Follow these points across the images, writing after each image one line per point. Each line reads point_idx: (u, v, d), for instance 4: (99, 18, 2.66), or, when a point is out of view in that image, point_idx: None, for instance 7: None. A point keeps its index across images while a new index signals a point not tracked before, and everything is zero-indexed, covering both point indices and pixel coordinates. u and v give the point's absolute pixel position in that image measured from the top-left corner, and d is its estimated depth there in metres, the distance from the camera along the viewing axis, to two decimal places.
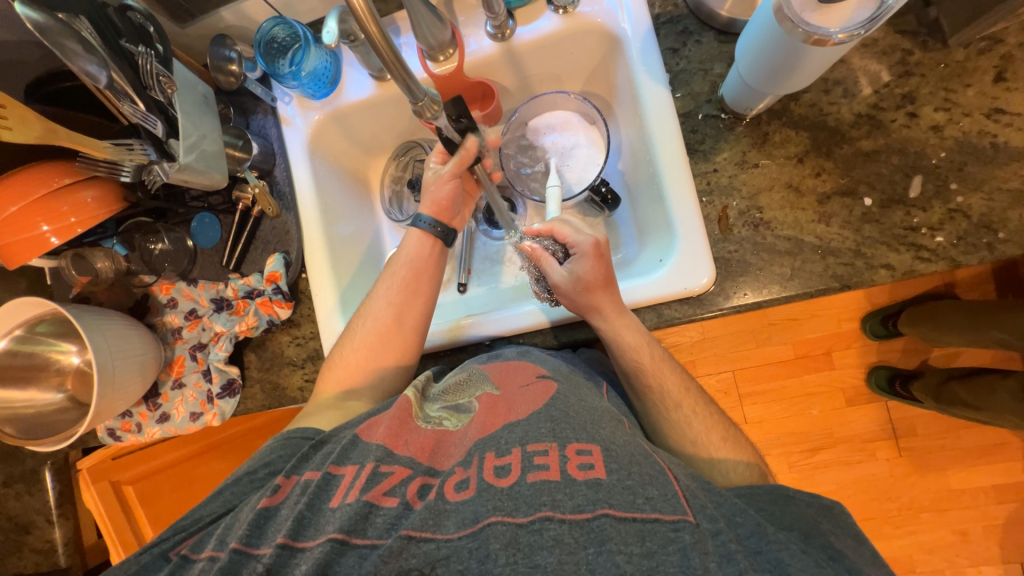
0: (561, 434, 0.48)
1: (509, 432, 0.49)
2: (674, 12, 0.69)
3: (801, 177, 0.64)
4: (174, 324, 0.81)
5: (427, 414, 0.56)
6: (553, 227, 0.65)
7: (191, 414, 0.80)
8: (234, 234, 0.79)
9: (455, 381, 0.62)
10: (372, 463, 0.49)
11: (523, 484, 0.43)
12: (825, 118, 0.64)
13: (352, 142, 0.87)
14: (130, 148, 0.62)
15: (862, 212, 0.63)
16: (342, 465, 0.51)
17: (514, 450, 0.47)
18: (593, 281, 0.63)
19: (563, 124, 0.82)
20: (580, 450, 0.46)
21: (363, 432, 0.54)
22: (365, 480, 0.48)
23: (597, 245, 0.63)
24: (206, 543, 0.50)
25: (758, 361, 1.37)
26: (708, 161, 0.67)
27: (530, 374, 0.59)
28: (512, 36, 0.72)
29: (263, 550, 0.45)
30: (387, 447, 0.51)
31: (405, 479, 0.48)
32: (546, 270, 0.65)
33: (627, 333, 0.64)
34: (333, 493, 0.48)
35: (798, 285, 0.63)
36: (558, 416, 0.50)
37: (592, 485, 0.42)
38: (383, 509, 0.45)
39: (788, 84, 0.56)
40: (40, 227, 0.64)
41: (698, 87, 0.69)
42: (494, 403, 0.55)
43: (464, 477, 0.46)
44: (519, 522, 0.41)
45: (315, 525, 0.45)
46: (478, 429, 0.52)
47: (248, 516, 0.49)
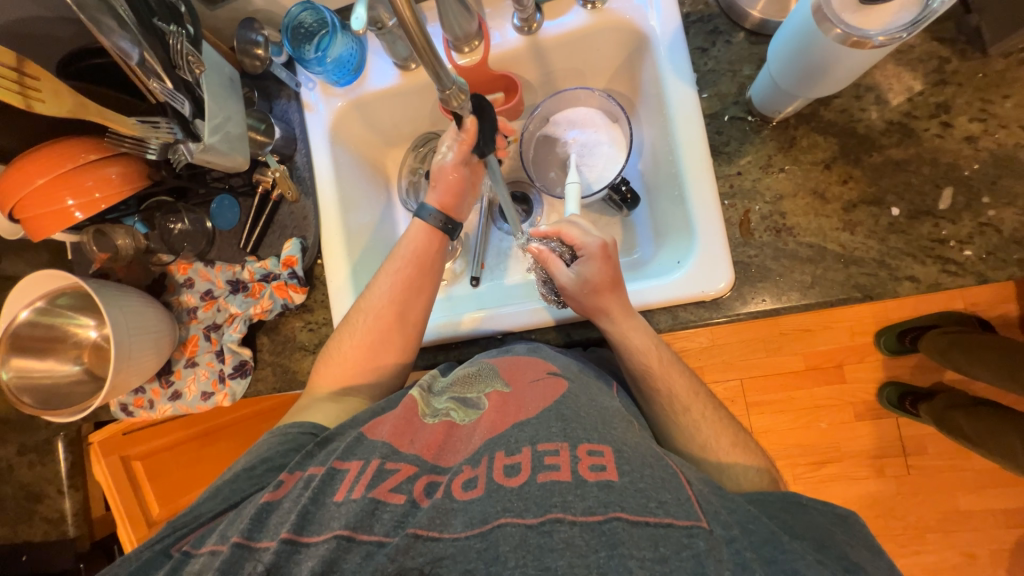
0: (572, 434, 0.47)
1: (519, 431, 0.49)
2: (704, 12, 0.68)
3: (827, 183, 0.63)
4: (190, 304, 0.83)
5: (436, 409, 0.56)
6: (561, 228, 0.66)
7: (202, 394, 0.81)
8: (252, 218, 0.80)
9: (464, 373, 0.62)
10: (378, 459, 0.49)
11: (534, 484, 0.43)
12: (855, 124, 0.63)
13: (373, 130, 0.87)
14: (156, 126, 0.63)
15: (889, 222, 0.61)
16: (347, 460, 0.50)
17: (524, 449, 0.47)
18: (600, 283, 0.63)
19: (584, 120, 0.81)
20: (592, 451, 0.45)
21: (369, 430, 0.54)
22: (371, 477, 0.48)
23: (605, 247, 0.63)
24: (206, 538, 0.49)
25: (767, 370, 1.35)
26: (732, 164, 0.66)
27: (541, 370, 0.59)
28: (539, 30, 0.72)
29: (262, 542, 0.45)
30: (394, 445, 0.51)
31: (411, 477, 0.48)
32: (553, 272, 0.65)
33: (637, 337, 0.63)
34: (338, 487, 0.48)
35: (817, 293, 0.62)
36: (568, 416, 0.50)
37: (603, 487, 0.42)
38: (389, 505, 0.45)
39: (822, 86, 0.54)
40: (65, 201, 0.65)
41: (726, 88, 0.67)
42: (505, 401, 0.54)
43: (472, 476, 0.46)
44: (528, 523, 0.41)
45: (320, 519, 0.45)
46: (486, 428, 0.52)
47: (249, 511, 0.49)
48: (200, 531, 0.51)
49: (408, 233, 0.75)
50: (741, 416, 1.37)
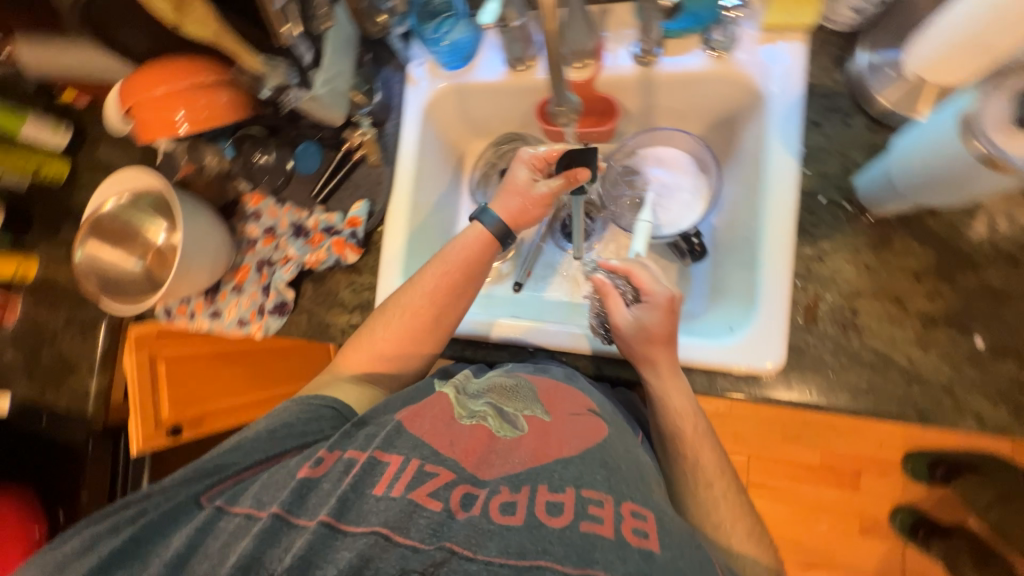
0: (617, 488, 0.46)
1: (564, 469, 0.48)
2: (829, 88, 0.66)
3: (911, 294, 0.60)
4: (251, 235, 0.87)
5: (472, 410, 0.56)
6: (632, 268, 0.65)
7: (239, 320, 0.85)
8: (331, 170, 0.83)
9: (501, 383, 0.61)
10: (417, 459, 0.49)
11: (575, 531, 0.42)
12: (957, 242, 0.60)
13: (464, 118, 0.89)
14: (277, 68, 0.67)
15: (968, 352, 0.58)
16: (389, 452, 0.50)
17: (568, 489, 0.46)
18: (656, 334, 0.62)
19: (672, 162, 0.80)
20: (636, 512, 0.44)
21: (408, 423, 0.54)
22: (410, 477, 0.47)
23: (672, 301, 0.62)
24: (238, 497, 0.51)
25: (778, 456, 1.30)
26: (815, 246, 0.64)
27: (581, 405, 0.58)
28: (655, 63, 0.71)
29: (300, 520, 0.46)
30: (432, 445, 0.51)
31: (450, 484, 0.47)
32: (610, 309, 0.65)
33: (679, 400, 0.62)
34: (377, 479, 0.48)
35: (870, 401, 0.59)
36: (611, 465, 0.49)
37: (645, 557, 0.40)
38: (427, 510, 0.44)
39: (937, 194, 0.52)
40: (177, 113, 0.69)
41: (831, 169, 0.65)
42: (545, 432, 0.53)
43: (512, 500, 0.45)
44: (566, 571, 0.39)
45: (359, 509, 0.45)
46: (527, 454, 0.50)
47: (287, 483, 0.50)
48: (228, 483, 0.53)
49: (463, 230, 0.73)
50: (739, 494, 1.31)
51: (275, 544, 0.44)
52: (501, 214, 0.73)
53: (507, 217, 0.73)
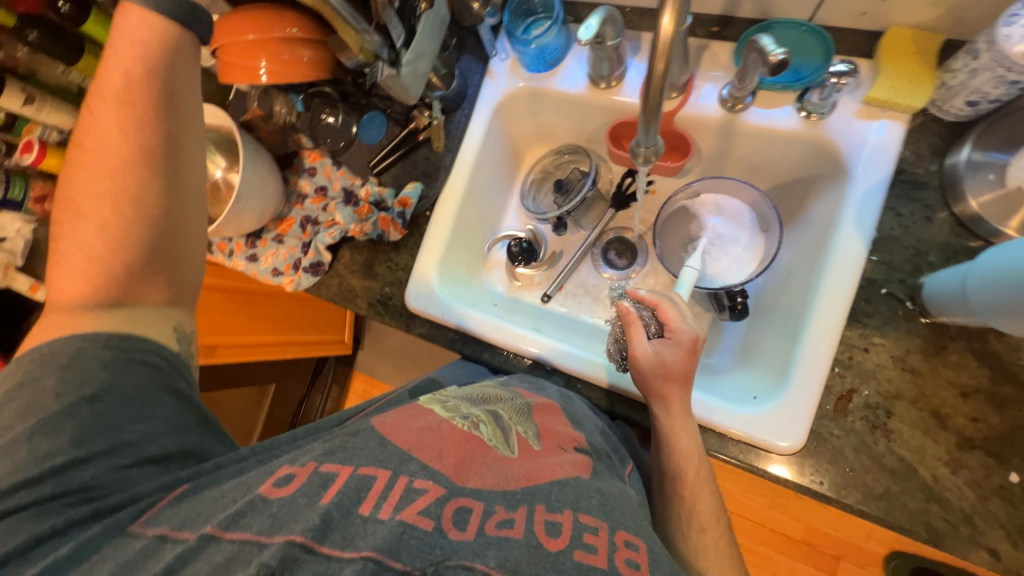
0: (613, 516, 0.44)
1: (559, 490, 0.45)
2: (921, 177, 0.62)
3: (953, 410, 0.57)
4: (302, 190, 0.88)
5: (464, 415, 0.55)
6: (660, 303, 0.65)
7: (274, 269, 0.87)
8: (392, 145, 0.83)
9: (495, 395, 0.62)
10: (405, 477, 0.43)
11: (569, 559, 0.38)
12: (1018, 369, 0.56)
13: (532, 121, 0.88)
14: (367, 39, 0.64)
15: (999, 484, 0.55)
16: (377, 467, 0.44)
17: (566, 511, 0.42)
18: (674, 371, 0.61)
19: (732, 213, 0.78)
20: (629, 542, 0.42)
21: (391, 434, 0.49)
22: (399, 496, 0.41)
23: (695, 342, 0.62)
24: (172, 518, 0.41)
25: (762, 521, 1.30)
26: (864, 337, 0.61)
27: (568, 441, 0.56)
28: (741, 111, 0.68)
29: (234, 533, 0.38)
30: (421, 460, 0.45)
31: (441, 500, 0.41)
32: (632, 338, 0.64)
33: (685, 441, 0.61)
34: (363, 498, 0.41)
35: (881, 508, 0.57)
36: (607, 495, 0.46)
37: None
38: (418, 531, 0.38)
39: (1010, 324, 0.48)
40: (260, 62, 0.70)
41: (899, 261, 0.61)
42: (534, 454, 0.52)
43: (508, 517, 0.41)
44: None
45: (344, 531, 0.38)
46: (521, 473, 0.47)
47: (241, 496, 0.41)
48: (176, 496, 0.43)
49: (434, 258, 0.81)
50: None
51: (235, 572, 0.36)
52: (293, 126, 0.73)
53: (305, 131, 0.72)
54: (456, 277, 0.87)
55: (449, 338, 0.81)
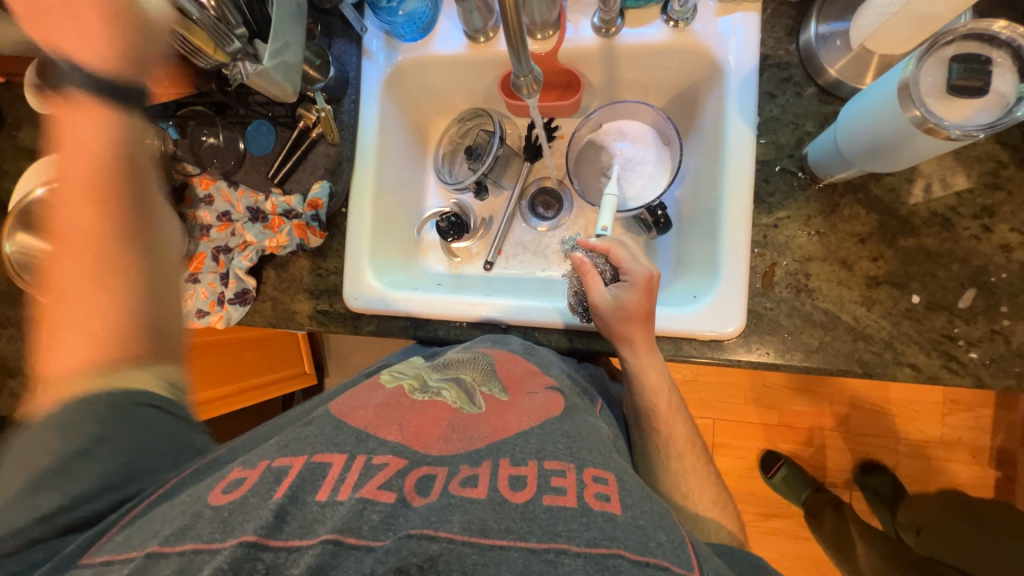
0: (579, 456, 0.47)
1: (524, 442, 0.48)
2: (784, 58, 0.67)
3: (857, 256, 0.64)
4: (204, 221, 0.81)
5: (426, 387, 0.58)
6: (611, 247, 0.67)
7: (197, 311, 0.81)
8: (287, 150, 0.79)
9: (457, 357, 0.64)
10: (363, 455, 0.46)
11: (538, 504, 0.41)
12: (899, 207, 0.63)
13: (424, 93, 0.87)
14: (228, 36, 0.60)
15: (906, 308, 0.62)
16: (333, 451, 0.47)
17: (530, 462, 0.45)
18: (634, 313, 0.64)
19: (636, 135, 0.80)
20: (597, 477, 0.45)
21: (347, 416, 0.52)
22: (358, 474, 0.44)
23: (650, 279, 0.64)
24: (131, 539, 0.42)
25: (737, 417, 1.45)
26: (771, 214, 0.66)
27: (539, 383, 0.60)
28: (616, 35, 0.70)
29: (194, 542, 0.39)
30: (379, 436, 0.49)
31: (402, 472, 0.45)
32: (591, 287, 0.66)
33: (653, 376, 0.66)
34: (318, 486, 0.43)
35: (819, 359, 0.64)
36: (572, 435, 0.50)
37: (607, 520, 0.40)
38: (377, 504, 0.41)
39: (883, 163, 0.54)
40: None
41: (785, 139, 0.67)
42: (501, 408, 0.55)
43: (472, 474, 0.44)
44: (532, 547, 0.38)
45: (300, 520, 0.40)
46: (488, 430, 0.50)
47: (184, 509, 0.42)
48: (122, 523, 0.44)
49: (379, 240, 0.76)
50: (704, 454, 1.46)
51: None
52: None
53: None
54: (393, 267, 0.85)
55: (402, 327, 0.80)
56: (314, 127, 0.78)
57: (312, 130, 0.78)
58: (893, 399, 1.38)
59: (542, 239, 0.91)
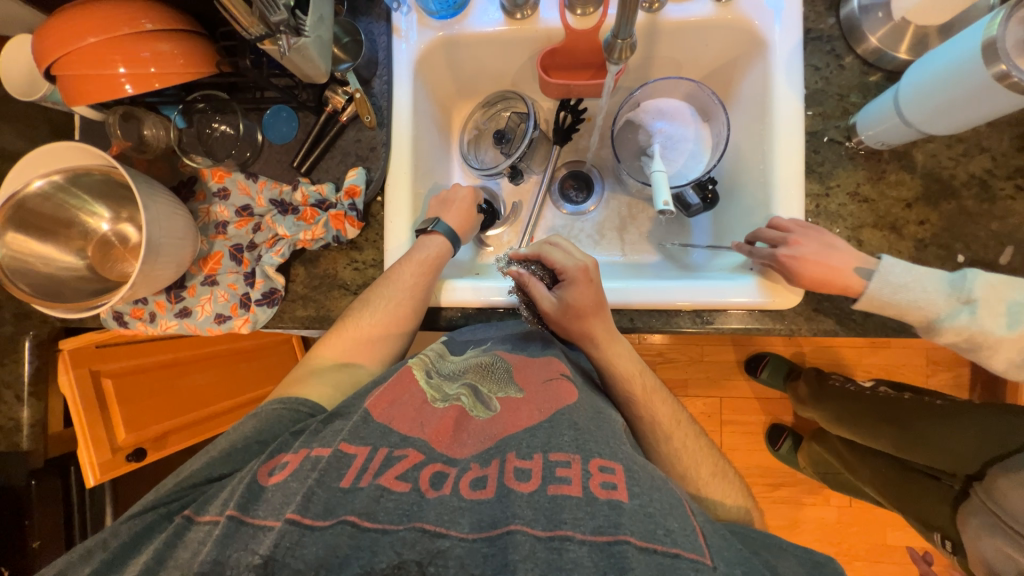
0: (585, 447, 0.50)
1: (532, 437, 0.51)
2: (825, 32, 0.69)
3: (905, 221, 0.66)
4: (220, 217, 0.76)
5: (446, 394, 0.58)
6: (542, 251, 0.70)
7: (216, 316, 0.74)
8: (315, 136, 0.73)
9: (478, 363, 0.63)
10: (385, 448, 0.51)
11: (543, 495, 0.44)
12: (940, 171, 0.66)
13: (453, 74, 0.83)
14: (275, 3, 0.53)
15: (953, 268, 0.65)
16: (358, 444, 0.51)
17: (536, 455, 0.49)
18: (584, 307, 0.66)
19: (674, 113, 0.80)
20: (603, 467, 0.47)
21: (377, 410, 0.55)
22: (380, 463, 0.49)
23: (586, 271, 0.66)
24: (208, 507, 0.50)
25: (745, 393, 1.50)
26: (822, 184, 0.68)
27: (552, 371, 0.61)
28: (661, 10, 0.70)
29: (254, 516, 0.46)
30: (401, 432, 0.52)
31: (418, 465, 0.49)
32: (536, 295, 0.69)
33: (623, 363, 0.67)
34: (343, 473, 0.48)
35: (876, 322, 0.66)
36: (580, 426, 0.52)
37: (614, 507, 0.43)
38: (394, 493, 0.46)
39: (948, 123, 0.55)
40: (117, 68, 0.57)
41: (831, 110, 0.68)
42: (517, 405, 0.56)
43: (481, 475, 0.48)
44: (538, 534, 0.41)
45: (325, 504, 0.45)
46: (498, 428, 0.53)
47: (241, 485, 0.50)
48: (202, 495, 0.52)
49: (426, 242, 0.72)
50: (715, 431, 1.50)
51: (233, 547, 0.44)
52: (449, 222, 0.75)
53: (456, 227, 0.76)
54: None
55: (447, 318, 0.76)
56: (344, 110, 0.73)
57: (341, 112, 0.73)
58: (887, 365, 1.47)
59: (575, 223, 0.90)
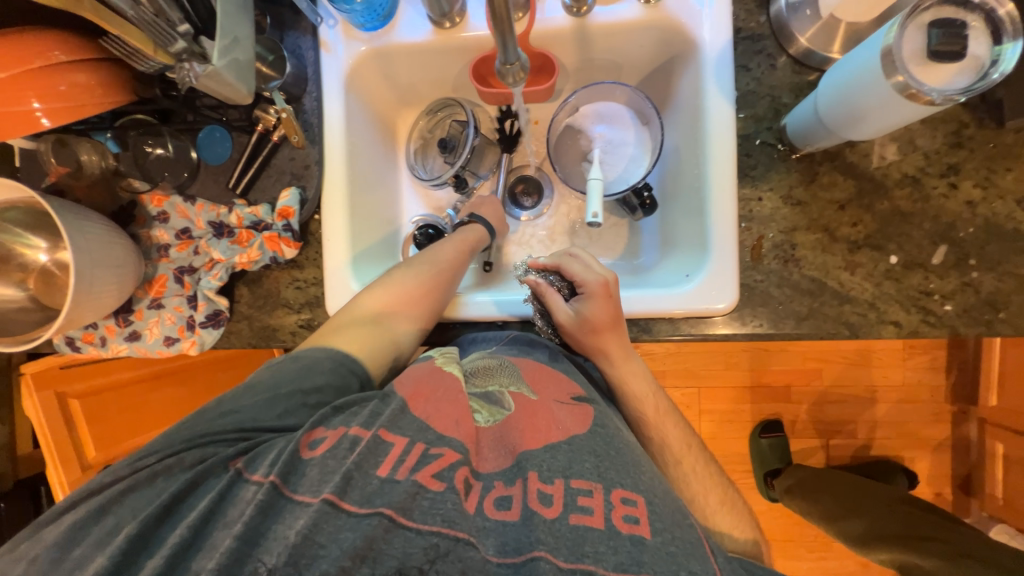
0: (607, 476, 0.48)
1: (552, 458, 0.50)
2: (756, 30, 0.67)
3: (837, 223, 0.66)
4: (162, 241, 0.75)
5: (463, 401, 0.55)
6: (561, 262, 0.69)
7: (165, 338, 0.75)
8: (246, 157, 0.73)
9: (484, 363, 0.61)
10: (422, 444, 0.49)
11: (564, 523, 0.44)
12: (873, 171, 0.65)
13: (389, 85, 0.82)
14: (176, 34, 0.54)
15: (886, 269, 0.65)
16: (394, 434, 0.50)
17: (557, 480, 0.48)
18: (600, 323, 0.65)
19: (614, 117, 0.79)
20: (626, 499, 0.46)
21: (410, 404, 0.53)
22: (415, 459, 0.48)
23: (606, 286, 0.65)
24: (254, 462, 0.51)
25: (722, 383, 1.51)
26: (755, 188, 0.67)
27: (566, 392, 0.59)
28: (588, 14, 0.68)
29: (298, 493, 0.47)
30: (437, 429, 0.51)
31: (453, 465, 0.48)
32: (552, 308, 0.67)
33: (636, 384, 0.66)
34: (381, 461, 0.48)
35: (810, 325, 0.66)
36: (601, 452, 0.51)
37: (636, 543, 0.43)
38: (428, 492, 0.45)
39: (864, 131, 0.54)
40: (31, 103, 0.56)
41: (762, 111, 0.67)
42: (532, 411, 0.55)
43: (506, 495, 0.47)
44: (560, 565, 0.42)
45: (361, 489, 0.46)
46: (519, 438, 0.52)
47: (282, 452, 0.50)
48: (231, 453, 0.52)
49: (466, 230, 0.79)
50: (692, 421, 1.52)
51: (278, 518, 0.45)
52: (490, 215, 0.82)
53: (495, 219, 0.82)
54: (374, 273, 0.81)
55: None
56: (272, 129, 0.73)
57: (270, 131, 0.73)
58: (861, 350, 1.47)
59: (525, 229, 0.89)
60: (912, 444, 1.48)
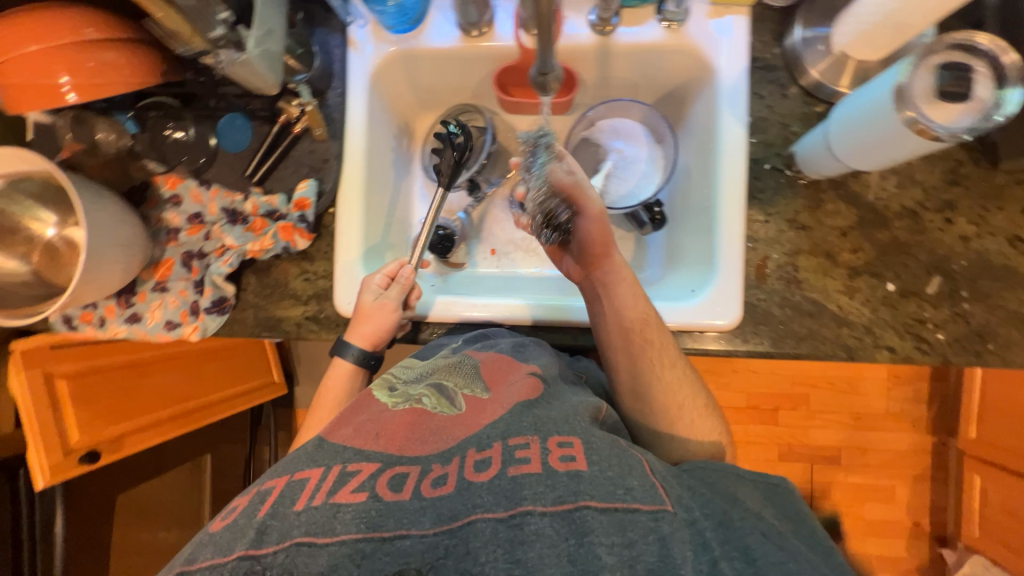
0: (543, 427, 0.49)
1: (491, 427, 0.50)
2: (770, 61, 0.71)
3: (839, 248, 0.68)
4: (172, 224, 0.75)
5: (406, 396, 0.56)
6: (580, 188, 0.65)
7: (166, 322, 0.74)
8: (267, 146, 0.73)
9: (444, 364, 0.61)
10: (339, 464, 0.48)
11: (503, 476, 0.45)
12: (874, 202, 0.68)
13: (412, 87, 0.83)
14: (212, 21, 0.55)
15: (883, 295, 0.68)
16: (312, 467, 0.48)
17: (494, 443, 0.48)
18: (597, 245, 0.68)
19: (629, 133, 0.81)
20: (561, 442, 0.48)
21: (329, 435, 0.52)
22: (332, 481, 0.46)
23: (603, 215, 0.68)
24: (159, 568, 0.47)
25: None
26: (763, 210, 0.70)
27: (519, 370, 0.59)
28: (612, 33, 0.71)
29: (200, 561, 0.42)
30: (355, 446, 0.49)
31: (374, 472, 0.47)
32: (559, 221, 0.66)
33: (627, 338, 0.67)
34: (297, 496, 0.45)
35: (809, 346, 0.68)
36: (537, 412, 0.51)
37: (572, 476, 0.44)
38: (350, 504, 0.44)
39: (869, 162, 0.58)
40: (59, 77, 0.57)
41: (772, 138, 0.70)
42: (482, 405, 0.54)
43: (442, 472, 0.46)
44: (498, 517, 0.42)
45: (278, 530, 0.43)
46: (463, 429, 0.51)
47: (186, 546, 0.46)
48: None
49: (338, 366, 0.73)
50: None
51: None
52: (359, 341, 0.72)
53: (365, 343, 0.72)
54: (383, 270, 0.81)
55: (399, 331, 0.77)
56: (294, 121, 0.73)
57: (292, 123, 0.74)
58: (849, 378, 1.51)
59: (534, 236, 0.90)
60: (893, 472, 1.50)
